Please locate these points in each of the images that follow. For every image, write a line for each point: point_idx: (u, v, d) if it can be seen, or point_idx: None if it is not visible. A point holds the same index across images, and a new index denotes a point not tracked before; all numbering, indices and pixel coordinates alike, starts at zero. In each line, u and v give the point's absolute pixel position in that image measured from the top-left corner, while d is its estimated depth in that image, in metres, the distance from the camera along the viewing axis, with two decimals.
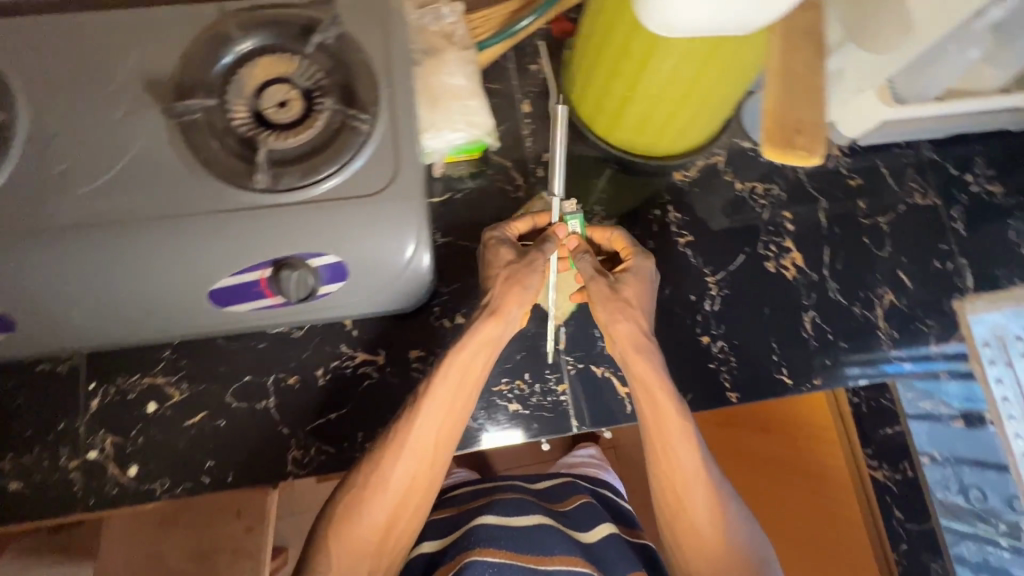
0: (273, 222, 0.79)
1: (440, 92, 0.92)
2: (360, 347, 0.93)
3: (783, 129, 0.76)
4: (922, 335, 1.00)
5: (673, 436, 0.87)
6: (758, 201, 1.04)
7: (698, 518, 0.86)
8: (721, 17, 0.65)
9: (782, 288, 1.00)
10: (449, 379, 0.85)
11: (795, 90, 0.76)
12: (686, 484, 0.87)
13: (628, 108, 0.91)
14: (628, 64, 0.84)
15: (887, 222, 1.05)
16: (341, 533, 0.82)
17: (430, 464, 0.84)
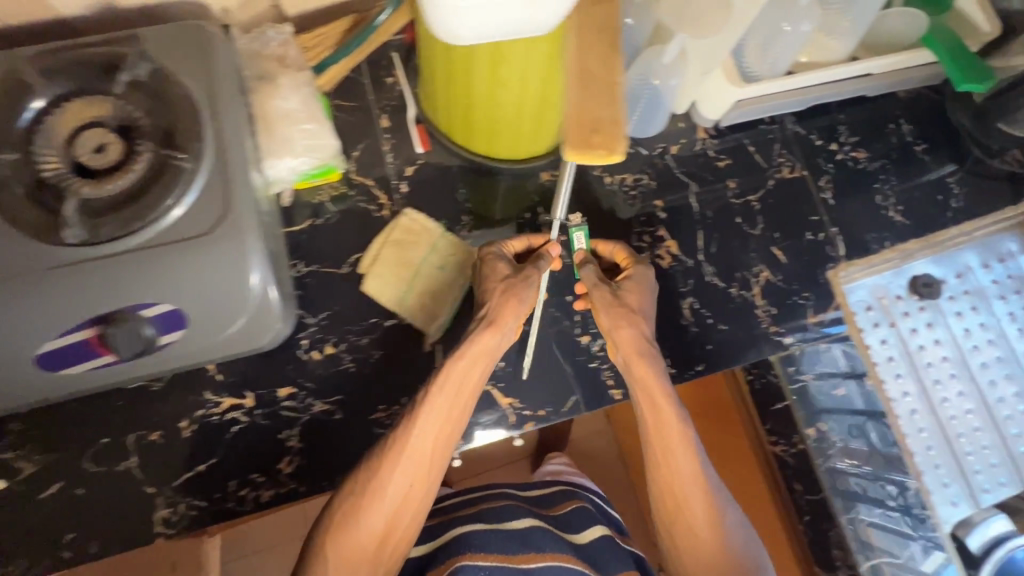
0: (87, 278, 0.73)
1: (275, 117, 0.86)
2: (226, 392, 0.89)
3: (578, 126, 0.62)
4: (800, 308, 1.00)
5: (671, 429, 0.88)
6: (628, 192, 1.04)
7: (697, 509, 0.86)
8: (501, 20, 0.61)
9: (658, 278, 1.00)
10: (451, 393, 0.84)
11: (593, 79, 0.62)
12: (681, 480, 0.87)
13: (474, 116, 0.89)
14: (456, 72, 0.80)
15: (757, 200, 1.05)
16: (339, 543, 0.80)
17: (421, 485, 0.83)
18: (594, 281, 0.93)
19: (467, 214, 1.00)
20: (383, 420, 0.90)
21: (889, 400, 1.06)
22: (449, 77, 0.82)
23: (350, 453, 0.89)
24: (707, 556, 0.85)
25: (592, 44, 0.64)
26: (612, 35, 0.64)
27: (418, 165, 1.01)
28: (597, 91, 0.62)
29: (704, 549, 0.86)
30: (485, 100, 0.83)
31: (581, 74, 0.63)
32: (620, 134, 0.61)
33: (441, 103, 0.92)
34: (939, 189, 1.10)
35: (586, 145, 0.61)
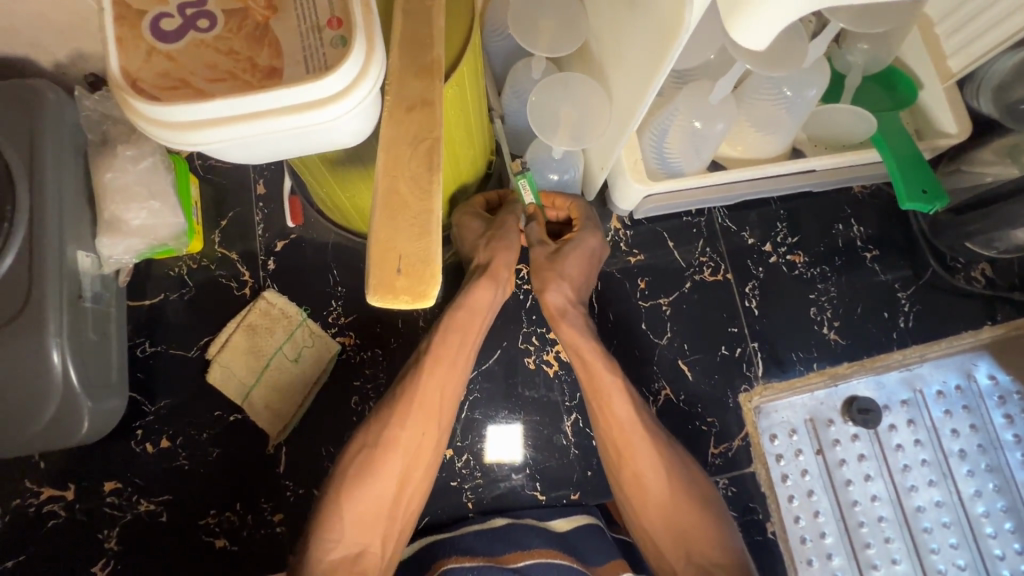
0: None
1: (108, 193, 0.78)
2: (46, 482, 0.82)
3: (381, 263, 0.51)
4: (698, 434, 0.90)
5: (605, 385, 0.79)
6: (522, 284, 0.94)
7: (645, 459, 0.77)
8: (275, 143, 0.51)
9: (541, 388, 0.91)
10: (451, 336, 0.76)
11: (404, 203, 0.51)
12: (624, 433, 0.78)
13: (336, 198, 0.81)
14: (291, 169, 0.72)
15: (669, 304, 0.93)
16: (354, 498, 0.73)
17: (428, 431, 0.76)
18: (533, 242, 0.83)
19: (337, 299, 0.90)
20: (212, 526, 0.82)
21: (801, 541, 0.93)
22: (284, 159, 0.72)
23: (169, 562, 0.81)
24: (667, 513, 0.77)
25: (403, 162, 0.52)
26: (430, 150, 0.53)
27: (288, 240, 0.92)
28: (404, 224, 0.51)
29: (654, 507, 0.77)
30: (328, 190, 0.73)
31: (388, 198, 0.51)
32: (429, 278, 0.51)
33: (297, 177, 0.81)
34: (887, 303, 0.97)
35: (388, 287, 0.51)
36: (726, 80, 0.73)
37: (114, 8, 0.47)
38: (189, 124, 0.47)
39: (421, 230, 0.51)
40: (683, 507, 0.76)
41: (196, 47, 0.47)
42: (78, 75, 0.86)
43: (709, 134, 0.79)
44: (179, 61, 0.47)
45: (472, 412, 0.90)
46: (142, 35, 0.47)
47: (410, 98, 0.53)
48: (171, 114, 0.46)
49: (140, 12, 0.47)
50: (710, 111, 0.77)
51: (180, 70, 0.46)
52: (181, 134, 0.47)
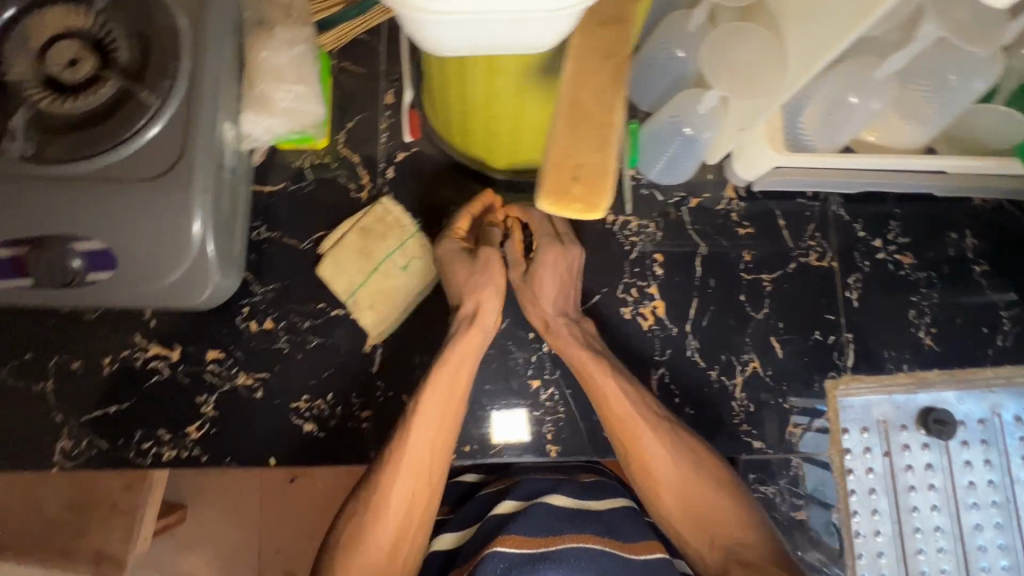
0: (19, 194, 0.70)
1: (259, 70, 0.80)
2: (154, 340, 0.86)
3: (558, 170, 0.52)
4: (780, 413, 0.90)
5: (606, 382, 0.81)
6: (629, 236, 0.93)
7: (651, 444, 0.79)
8: (485, 31, 0.50)
9: (634, 339, 0.91)
10: (436, 395, 0.80)
11: (587, 114, 0.52)
12: (627, 424, 0.80)
13: (468, 125, 0.80)
14: (449, 79, 0.72)
15: (771, 282, 0.93)
16: (353, 554, 0.73)
17: (426, 465, 0.78)
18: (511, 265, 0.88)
19: (450, 217, 0.92)
20: (302, 410, 0.85)
21: (856, 534, 0.94)
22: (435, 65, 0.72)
23: (260, 436, 0.85)
24: (685, 497, 0.77)
25: (591, 75, 0.53)
26: (617, 67, 0.54)
27: (409, 153, 0.93)
28: (585, 134, 0.52)
29: (672, 495, 0.78)
30: (475, 101, 0.73)
31: (572, 106, 0.53)
32: (605, 190, 0.52)
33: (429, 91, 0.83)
34: (987, 320, 0.96)
35: (563, 194, 0.52)
36: (902, 60, 0.71)
37: None
38: None
39: (601, 143, 0.52)
40: (698, 487, 0.77)
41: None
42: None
43: (863, 112, 0.78)
44: None
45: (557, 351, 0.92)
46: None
47: (606, 12, 0.54)
48: None
49: None
50: (869, 88, 0.76)
51: None
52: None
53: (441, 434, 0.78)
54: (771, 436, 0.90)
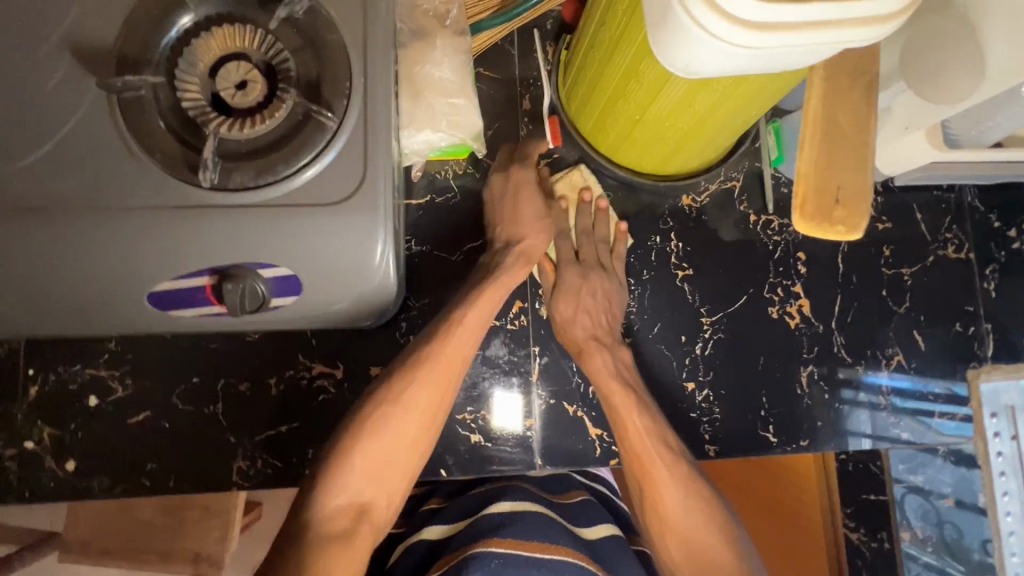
0: (213, 225, 0.71)
1: (422, 85, 0.79)
2: (317, 358, 0.87)
3: (819, 191, 0.53)
4: (926, 405, 0.93)
5: (629, 420, 0.81)
6: (771, 234, 0.94)
7: (664, 486, 0.77)
8: (782, 61, 0.49)
9: (782, 338, 0.92)
10: (471, 319, 0.77)
11: (843, 135, 0.53)
12: (645, 453, 0.79)
13: (636, 131, 0.80)
14: (634, 87, 0.72)
15: (911, 275, 0.95)
16: (360, 443, 0.69)
17: (436, 405, 0.73)
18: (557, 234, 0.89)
19: None
20: (468, 422, 0.88)
21: (1001, 515, 0.97)
22: (622, 75, 0.72)
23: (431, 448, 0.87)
24: (691, 549, 0.74)
25: (841, 95, 0.54)
26: (868, 84, 0.54)
27: (550, 160, 0.93)
28: (844, 154, 0.53)
29: (676, 538, 0.75)
30: (659, 114, 0.74)
31: (828, 128, 0.53)
32: (866, 210, 0.53)
33: (587, 103, 0.85)
34: None
35: (825, 216, 0.53)
36: None
37: None
38: (761, 25, 0.44)
39: (858, 162, 0.53)
40: (697, 531, 0.74)
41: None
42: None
43: None
44: None
45: (701, 351, 0.91)
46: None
47: None
48: (756, 13, 0.44)
49: None
50: None
51: None
52: (750, 35, 0.45)
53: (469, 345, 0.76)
54: (920, 427, 0.92)
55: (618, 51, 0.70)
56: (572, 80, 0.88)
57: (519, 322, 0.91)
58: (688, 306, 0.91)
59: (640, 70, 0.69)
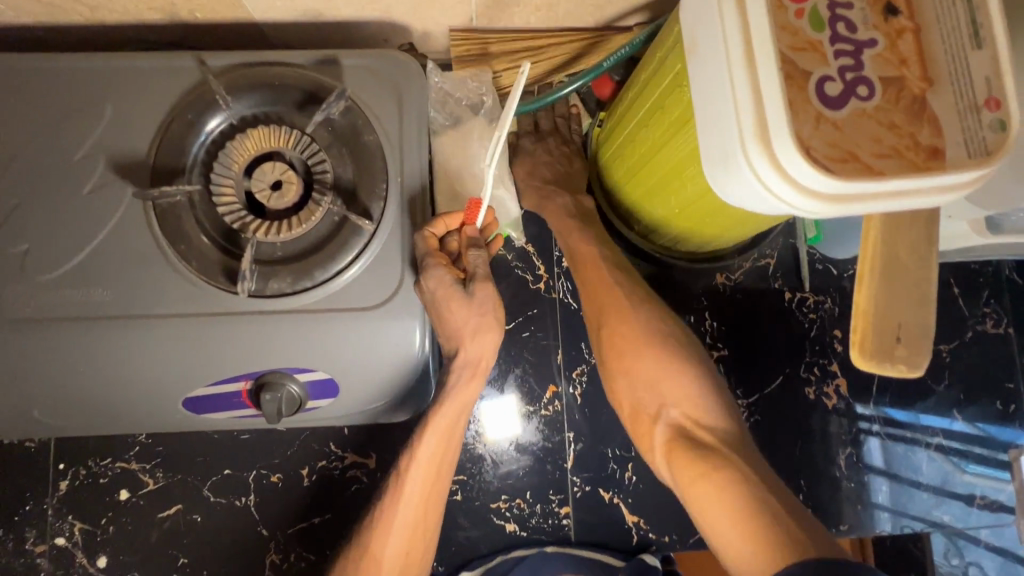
0: (249, 332, 0.70)
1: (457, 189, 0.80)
2: (350, 448, 0.86)
3: (878, 329, 0.53)
4: (965, 488, 0.91)
5: (595, 277, 0.81)
6: (806, 312, 0.92)
7: (629, 329, 0.78)
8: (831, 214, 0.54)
9: (820, 419, 0.90)
10: (441, 426, 0.74)
11: (903, 268, 0.53)
12: (607, 300, 0.80)
13: (679, 222, 0.77)
14: (680, 186, 0.70)
15: (949, 352, 0.93)
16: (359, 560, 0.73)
17: (431, 494, 0.75)
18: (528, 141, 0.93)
19: None
20: (504, 510, 0.87)
21: None
22: (667, 174, 0.71)
23: (464, 536, 0.87)
24: (654, 393, 0.75)
25: (903, 226, 0.53)
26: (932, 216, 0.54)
27: None
28: (904, 290, 0.53)
29: (642, 390, 0.76)
30: (699, 211, 0.72)
31: (890, 263, 0.53)
32: (926, 348, 0.53)
33: (625, 181, 0.82)
34: None
35: (886, 352, 0.53)
36: None
37: (786, 66, 0.48)
38: (833, 198, 0.48)
39: (919, 300, 0.53)
40: (668, 388, 0.75)
41: (860, 116, 0.49)
42: (397, 41, 0.86)
43: None
44: (845, 131, 0.49)
45: None
46: (808, 90, 0.49)
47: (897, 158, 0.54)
48: (828, 188, 0.47)
49: (803, 73, 0.49)
50: None
51: (846, 140, 0.48)
52: (820, 205, 0.49)
53: (446, 443, 0.74)
54: (958, 508, 0.91)
55: (660, 155, 0.69)
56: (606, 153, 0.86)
57: (553, 407, 0.90)
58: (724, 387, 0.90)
59: (685, 175, 0.68)
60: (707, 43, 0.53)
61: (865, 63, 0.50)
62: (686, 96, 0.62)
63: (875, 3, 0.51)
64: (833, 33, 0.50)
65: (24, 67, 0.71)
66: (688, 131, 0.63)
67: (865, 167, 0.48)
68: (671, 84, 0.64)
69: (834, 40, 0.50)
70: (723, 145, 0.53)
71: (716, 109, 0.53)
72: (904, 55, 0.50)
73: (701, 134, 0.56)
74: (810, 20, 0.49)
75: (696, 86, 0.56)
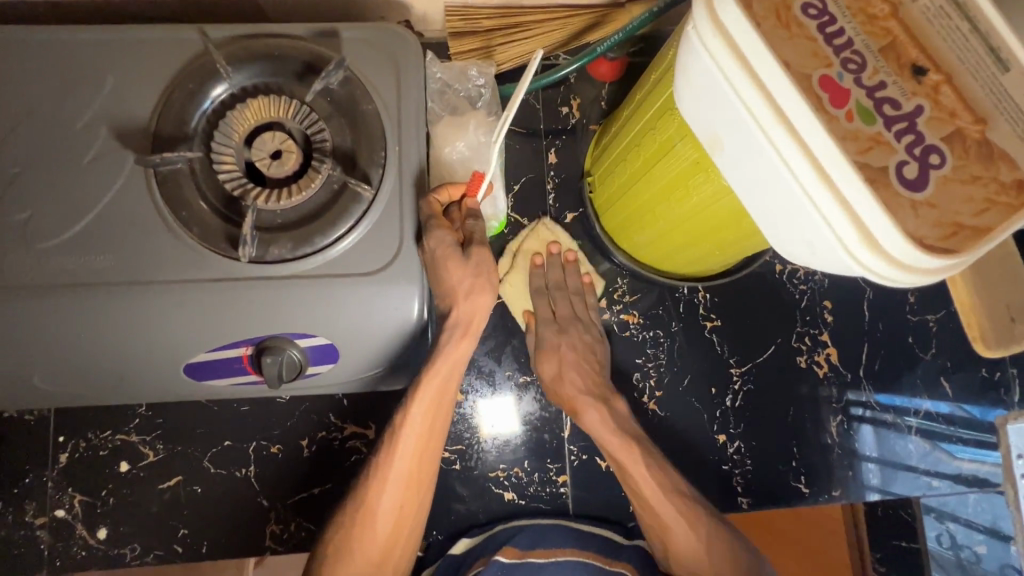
0: (250, 297, 0.71)
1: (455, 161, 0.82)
2: (349, 419, 0.87)
3: None
4: (953, 452, 0.94)
5: (629, 464, 0.78)
6: (798, 284, 0.94)
7: (672, 518, 0.77)
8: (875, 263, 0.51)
9: (812, 388, 0.92)
10: (433, 387, 0.77)
11: None
12: (647, 490, 0.78)
13: (703, 248, 0.76)
14: (716, 226, 0.67)
15: (936, 321, 0.95)
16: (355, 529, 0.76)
17: (423, 457, 0.78)
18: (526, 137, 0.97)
19: (623, 276, 0.93)
20: (502, 479, 0.88)
21: None
22: (699, 220, 0.68)
23: (463, 505, 0.87)
24: (707, 575, 0.76)
25: None
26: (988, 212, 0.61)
27: (578, 213, 0.95)
28: None
29: (692, 566, 0.77)
30: (730, 241, 0.70)
31: None
32: None
33: (636, 221, 0.80)
34: None
35: None
36: None
37: (863, 171, 0.42)
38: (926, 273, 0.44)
39: None
40: (712, 562, 0.76)
41: (945, 185, 0.44)
42: (395, 18, 0.87)
43: None
44: (941, 206, 0.43)
45: (729, 404, 0.91)
46: (891, 183, 0.43)
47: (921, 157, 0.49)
48: (932, 263, 0.43)
49: (881, 169, 0.43)
50: None
51: (947, 214, 0.43)
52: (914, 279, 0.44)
53: (437, 406, 0.77)
54: (944, 474, 0.93)
55: (704, 212, 0.66)
56: (621, 221, 0.85)
57: None
58: (717, 357, 0.92)
59: (715, 213, 0.65)
60: (738, 141, 0.49)
61: (924, 131, 0.45)
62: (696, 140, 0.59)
63: (902, 71, 0.46)
64: (884, 118, 0.45)
65: (27, 38, 0.72)
66: (713, 176, 0.60)
67: (977, 230, 0.43)
68: (676, 132, 0.62)
69: (891, 124, 0.44)
70: (812, 246, 0.49)
71: (788, 215, 0.49)
72: (951, 106, 0.45)
73: (776, 234, 0.53)
74: (860, 117, 0.44)
75: (748, 187, 0.52)
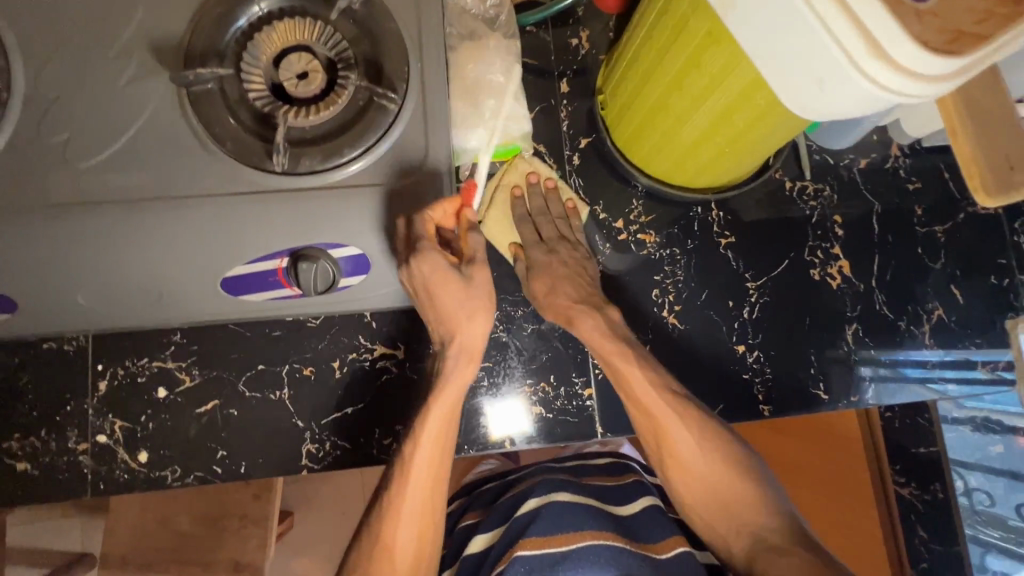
0: (283, 207, 0.73)
1: (474, 82, 0.84)
2: (378, 340, 0.89)
3: (992, 169, 0.66)
4: (966, 354, 0.96)
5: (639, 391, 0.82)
6: (808, 201, 0.97)
7: (681, 438, 0.82)
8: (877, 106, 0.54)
9: (826, 298, 0.95)
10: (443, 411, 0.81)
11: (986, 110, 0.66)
12: (657, 409, 0.82)
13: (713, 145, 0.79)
14: (728, 109, 0.70)
15: (944, 231, 0.98)
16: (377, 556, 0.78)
17: (436, 478, 0.81)
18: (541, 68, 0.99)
19: (638, 198, 0.96)
20: (529, 394, 0.90)
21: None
22: (709, 103, 0.70)
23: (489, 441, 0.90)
24: (719, 497, 0.80)
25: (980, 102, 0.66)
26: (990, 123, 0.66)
27: (592, 138, 0.97)
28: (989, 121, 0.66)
29: (705, 488, 0.81)
30: (741, 129, 0.73)
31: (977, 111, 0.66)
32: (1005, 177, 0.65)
33: (648, 122, 0.83)
34: None
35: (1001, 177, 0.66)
36: None
37: None
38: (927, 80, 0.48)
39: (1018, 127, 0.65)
40: (724, 483, 0.80)
41: None
42: None
43: None
44: (944, 15, 0.46)
45: (746, 316, 0.93)
46: None
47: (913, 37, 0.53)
48: (928, 67, 0.47)
49: None
50: None
51: (949, 22, 0.46)
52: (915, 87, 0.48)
53: (446, 428, 0.81)
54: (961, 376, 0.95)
55: (717, 92, 0.68)
56: (634, 127, 0.87)
57: None
58: (732, 270, 0.94)
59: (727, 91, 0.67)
60: None
61: None
62: (708, 8, 0.62)
63: None
64: None
65: None
66: (726, 45, 0.63)
67: (978, 35, 0.46)
68: (689, 8, 0.65)
69: None
70: (821, 83, 0.52)
71: (799, 53, 0.52)
72: None
73: (786, 86, 0.56)
74: None
75: (758, 40, 0.55)
